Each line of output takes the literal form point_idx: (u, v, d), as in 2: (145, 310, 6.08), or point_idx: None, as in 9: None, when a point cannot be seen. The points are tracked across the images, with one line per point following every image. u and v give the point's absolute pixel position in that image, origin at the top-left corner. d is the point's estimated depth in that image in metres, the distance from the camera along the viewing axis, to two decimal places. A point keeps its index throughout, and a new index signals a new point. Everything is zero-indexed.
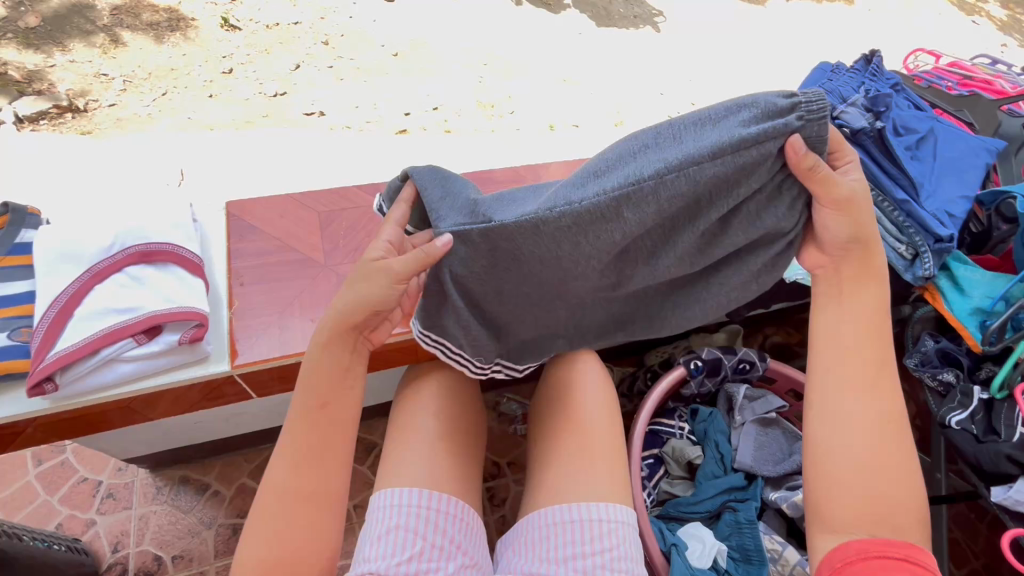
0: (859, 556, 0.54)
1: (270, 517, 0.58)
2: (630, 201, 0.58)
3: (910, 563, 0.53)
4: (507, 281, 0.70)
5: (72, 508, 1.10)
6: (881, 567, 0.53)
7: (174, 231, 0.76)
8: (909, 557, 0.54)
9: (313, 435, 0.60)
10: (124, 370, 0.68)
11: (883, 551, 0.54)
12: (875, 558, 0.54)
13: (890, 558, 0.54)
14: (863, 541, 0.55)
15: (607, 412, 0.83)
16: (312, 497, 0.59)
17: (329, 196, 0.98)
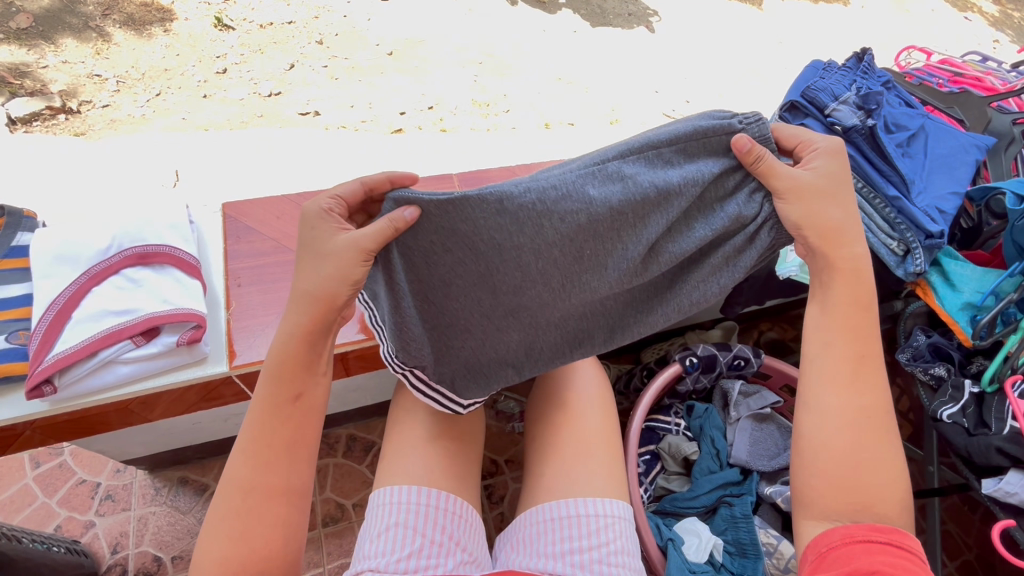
0: (842, 541, 0.54)
1: (233, 515, 0.56)
2: (594, 178, 0.61)
3: (894, 547, 0.53)
4: (463, 280, 0.66)
5: (71, 510, 1.10)
6: (866, 551, 0.53)
7: (171, 233, 0.76)
8: (895, 542, 0.54)
9: (285, 428, 0.58)
10: (123, 372, 0.68)
11: (868, 535, 0.54)
12: (861, 543, 0.54)
13: (876, 543, 0.54)
14: (848, 527, 0.56)
15: (605, 410, 0.84)
16: (291, 494, 0.58)
17: None
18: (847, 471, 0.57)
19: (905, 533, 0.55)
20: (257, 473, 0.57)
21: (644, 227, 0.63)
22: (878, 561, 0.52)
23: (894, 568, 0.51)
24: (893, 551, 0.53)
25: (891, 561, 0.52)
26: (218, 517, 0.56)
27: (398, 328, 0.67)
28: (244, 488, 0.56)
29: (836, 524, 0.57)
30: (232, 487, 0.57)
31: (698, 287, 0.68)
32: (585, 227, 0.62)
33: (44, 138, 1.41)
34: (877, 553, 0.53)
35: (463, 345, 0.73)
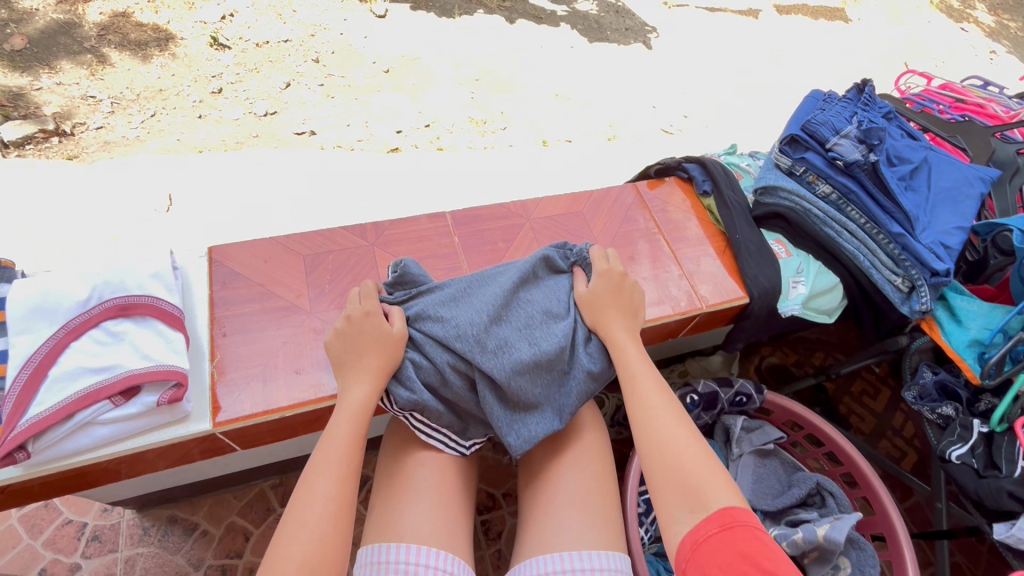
0: (691, 549, 0.56)
1: (316, 520, 0.59)
2: (497, 273, 0.85)
3: (729, 529, 0.56)
4: (434, 340, 0.78)
5: (56, 552, 1.07)
6: (709, 551, 0.55)
7: (153, 282, 0.73)
8: (726, 525, 0.56)
9: (345, 467, 0.64)
10: (101, 434, 0.65)
11: (704, 533, 0.57)
12: (704, 544, 0.56)
13: (712, 537, 0.56)
14: (691, 532, 0.58)
15: (603, 455, 0.81)
16: (345, 513, 0.61)
17: (315, 237, 0.92)
18: (713, 480, 0.61)
19: (733, 504, 0.58)
20: (335, 485, 0.62)
21: (534, 299, 0.83)
22: (722, 558, 0.54)
23: (734, 556, 0.53)
24: (727, 535, 0.55)
25: (727, 547, 0.54)
26: (296, 526, 0.58)
27: (396, 364, 0.75)
28: (330, 496, 0.61)
29: (684, 530, 0.58)
30: (316, 498, 0.60)
31: (585, 362, 0.80)
32: (497, 296, 0.81)
33: (36, 163, 1.40)
34: (719, 549, 0.55)
35: (446, 398, 0.78)
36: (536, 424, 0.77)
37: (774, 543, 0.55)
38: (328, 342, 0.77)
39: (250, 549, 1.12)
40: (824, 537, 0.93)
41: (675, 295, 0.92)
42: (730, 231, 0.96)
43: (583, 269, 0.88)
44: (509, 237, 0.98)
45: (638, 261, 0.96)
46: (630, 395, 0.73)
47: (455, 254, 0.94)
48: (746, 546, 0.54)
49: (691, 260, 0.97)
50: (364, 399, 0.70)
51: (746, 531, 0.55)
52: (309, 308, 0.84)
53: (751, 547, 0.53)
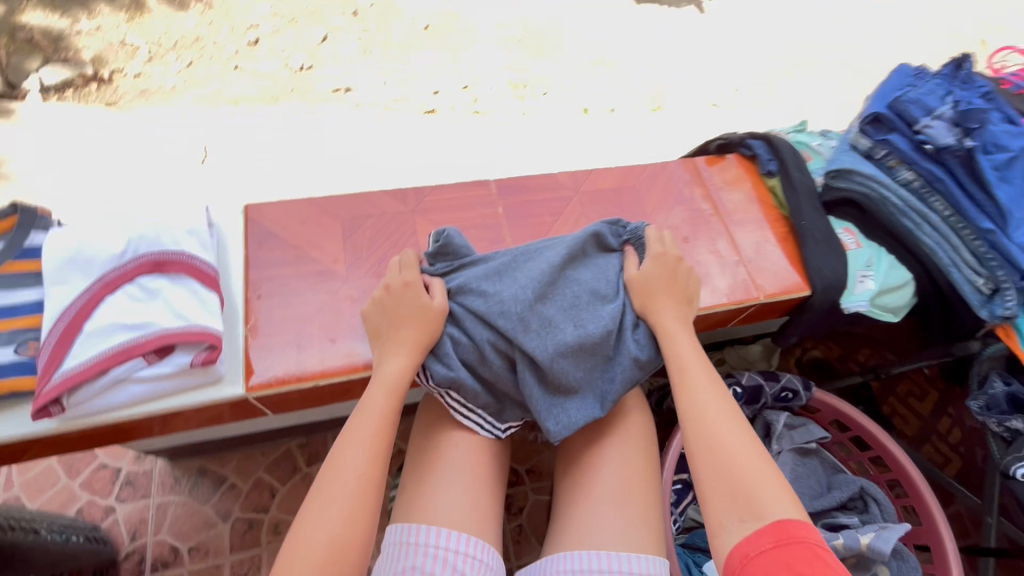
0: (741, 563, 0.53)
1: (345, 494, 0.58)
2: (543, 247, 0.80)
3: (784, 544, 0.52)
4: (475, 317, 0.74)
5: (93, 494, 1.10)
6: (760, 568, 0.51)
7: (189, 238, 0.70)
8: (782, 541, 0.52)
9: (378, 445, 0.61)
10: (136, 392, 0.64)
11: (757, 547, 0.53)
12: (756, 558, 0.52)
13: (765, 552, 0.52)
14: (740, 546, 0.54)
15: (647, 449, 0.77)
16: (371, 496, 0.59)
17: (352, 199, 0.88)
18: (769, 487, 0.57)
19: (789, 518, 0.54)
20: (365, 462, 0.60)
21: (582, 278, 0.78)
22: None
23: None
24: (782, 551, 0.51)
25: (782, 562, 0.51)
26: (323, 499, 0.57)
27: (434, 340, 0.72)
28: (360, 471, 0.59)
29: (734, 540, 0.55)
30: (346, 472, 0.59)
31: (632, 349, 0.75)
32: (543, 273, 0.76)
33: (74, 110, 1.39)
34: (772, 566, 0.51)
35: (484, 377, 0.74)
36: (576, 409, 0.73)
37: (836, 562, 0.51)
38: (366, 311, 0.75)
39: (276, 506, 1.13)
40: (867, 546, 0.88)
41: (729, 283, 0.86)
42: (796, 216, 0.89)
43: (634, 248, 0.83)
44: (556, 211, 0.92)
45: (690, 244, 0.90)
46: (679, 387, 0.69)
47: (497, 225, 0.89)
48: (802, 566, 0.50)
49: (749, 247, 0.90)
50: (399, 375, 0.68)
51: (803, 548, 0.51)
52: (345, 274, 0.80)
53: (809, 567, 0.49)
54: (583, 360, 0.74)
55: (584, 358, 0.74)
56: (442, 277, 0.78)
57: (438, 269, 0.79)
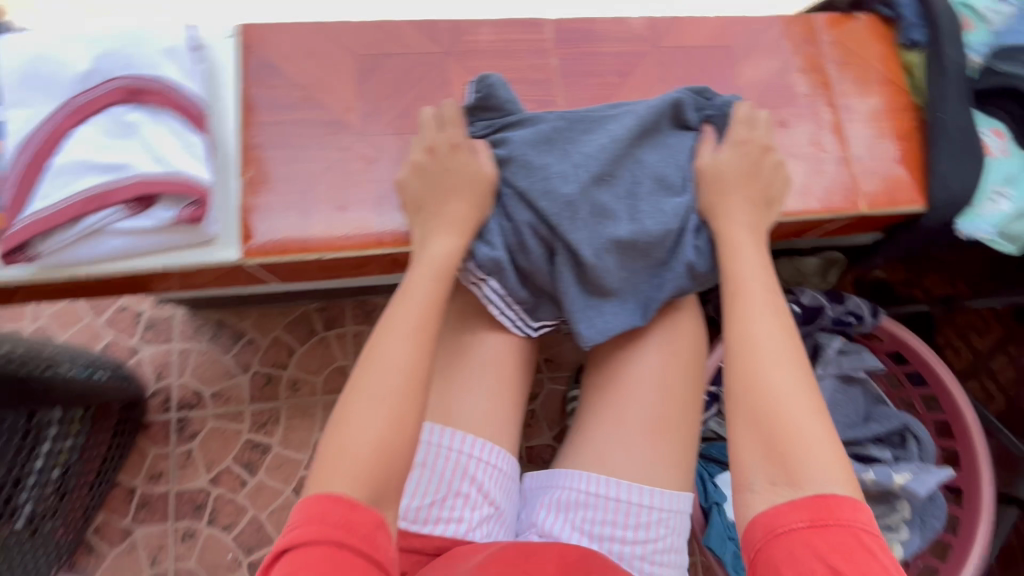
0: (765, 539, 0.46)
1: (390, 392, 0.48)
2: (606, 116, 0.64)
3: (820, 528, 0.45)
4: (516, 193, 0.62)
5: (118, 333, 1.08)
6: (788, 550, 0.45)
7: (167, 62, 0.57)
8: (818, 522, 0.45)
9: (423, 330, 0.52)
10: (116, 245, 0.56)
11: (787, 523, 0.46)
12: (783, 536, 0.46)
13: (795, 531, 0.45)
14: (767, 517, 0.47)
15: (694, 376, 0.64)
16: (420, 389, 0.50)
17: (373, 32, 0.71)
18: (815, 451, 0.49)
19: (834, 494, 0.46)
20: (411, 356, 0.51)
21: (646, 161, 0.64)
22: (804, 562, 0.43)
23: (819, 565, 0.43)
24: (816, 534, 0.45)
25: (811, 548, 0.44)
26: (363, 397, 0.48)
27: (480, 218, 0.61)
28: (408, 368, 0.50)
29: (763, 505, 0.48)
30: (389, 368, 0.50)
31: (689, 255, 0.63)
32: (604, 150, 0.61)
33: None
34: (804, 551, 0.44)
35: (521, 268, 0.64)
36: (613, 315, 0.63)
37: (881, 556, 0.44)
38: (401, 177, 0.63)
39: (295, 364, 1.09)
40: (900, 486, 0.85)
41: (828, 184, 0.70)
42: (934, 105, 0.68)
43: (715, 128, 0.67)
44: (625, 70, 0.74)
45: (788, 129, 0.72)
46: (731, 316, 0.58)
47: (549, 84, 0.72)
48: (838, 558, 0.43)
49: (862, 141, 0.72)
50: (449, 256, 0.58)
51: (843, 535, 0.44)
52: (359, 128, 0.67)
53: (846, 560, 0.43)
54: (630, 259, 0.62)
55: (632, 257, 0.62)
56: (488, 139, 0.64)
57: (480, 126, 0.65)
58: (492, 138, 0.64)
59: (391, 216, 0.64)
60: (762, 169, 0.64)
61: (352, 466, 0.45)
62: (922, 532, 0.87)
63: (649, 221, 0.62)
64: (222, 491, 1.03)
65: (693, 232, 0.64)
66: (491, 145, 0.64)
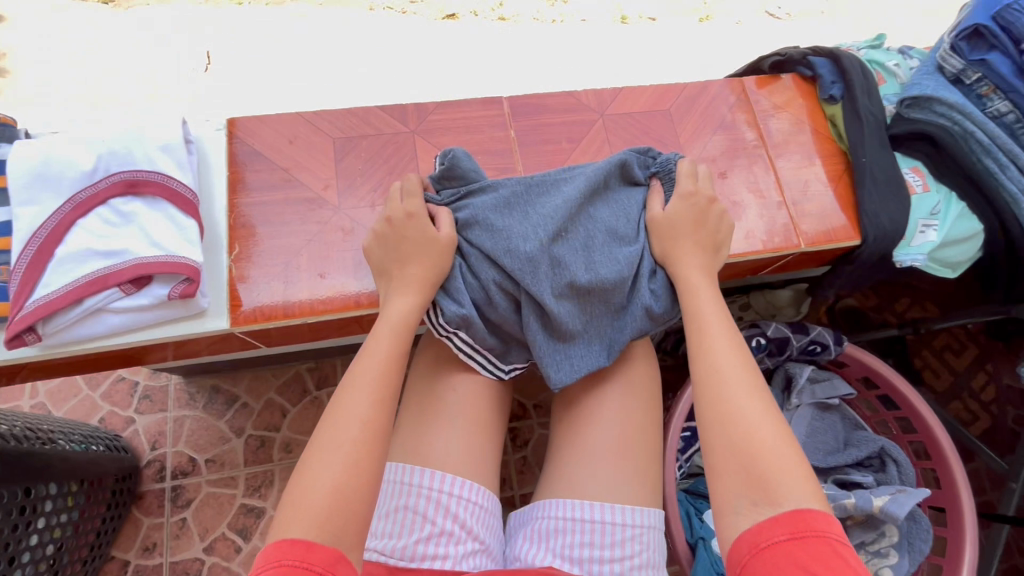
0: (752, 554, 0.49)
1: (351, 443, 0.53)
2: (559, 178, 0.71)
3: (800, 540, 0.47)
4: (481, 253, 0.68)
5: (113, 405, 1.11)
6: (773, 563, 0.47)
7: (162, 156, 0.64)
8: (797, 534, 0.48)
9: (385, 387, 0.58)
10: (114, 322, 0.61)
11: (769, 537, 0.49)
12: (767, 550, 0.48)
13: (777, 544, 0.48)
14: (751, 533, 0.50)
15: (652, 400, 0.72)
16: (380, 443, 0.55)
17: (348, 116, 0.79)
18: (789, 470, 0.52)
19: (808, 507, 0.49)
20: (369, 408, 0.56)
21: (599, 216, 0.70)
22: (786, 572, 0.46)
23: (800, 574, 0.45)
24: (796, 545, 0.47)
25: (792, 558, 0.46)
26: (330, 446, 0.53)
27: (444, 273, 0.67)
28: (366, 420, 0.55)
29: (742, 525, 0.51)
30: (351, 420, 0.55)
31: (646, 298, 0.69)
32: (558, 209, 0.68)
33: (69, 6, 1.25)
34: (787, 563, 0.46)
35: (491, 319, 0.70)
36: (581, 357, 0.68)
37: (858, 563, 0.46)
38: (368, 246, 0.69)
39: (288, 426, 1.12)
40: (880, 509, 0.85)
41: (768, 226, 0.77)
42: (855, 151, 0.77)
43: (662, 182, 0.74)
44: (575, 136, 0.82)
45: (728, 178, 0.80)
46: (697, 353, 0.62)
47: (509, 152, 0.80)
48: (818, 565, 0.45)
49: (797, 186, 0.80)
50: (405, 314, 0.63)
51: (821, 546, 0.46)
52: (338, 202, 0.74)
53: (824, 567, 0.45)
54: (590, 305, 0.68)
55: (591, 302, 0.68)
56: (452, 205, 0.71)
57: (445, 196, 0.71)
58: (456, 203, 0.71)
59: (366, 278, 0.70)
60: (707, 215, 0.70)
61: (313, 515, 0.49)
62: (910, 555, 0.89)
63: (605, 269, 0.67)
64: (216, 560, 1.03)
65: (648, 277, 0.70)
66: (456, 209, 0.70)
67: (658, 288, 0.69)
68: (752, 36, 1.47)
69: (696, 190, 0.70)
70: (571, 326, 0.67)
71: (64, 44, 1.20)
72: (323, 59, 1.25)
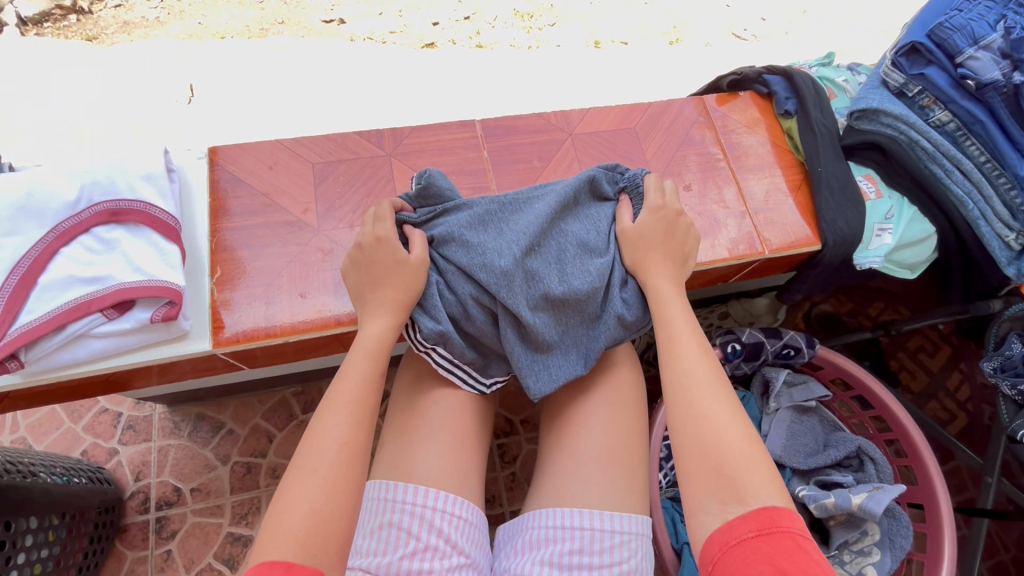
0: (722, 552, 0.50)
1: (327, 464, 0.55)
2: (531, 196, 0.75)
3: (767, 536, 0.49)
4: (458, 269, 0.70)
5: (96, 437, 1.10)
6: (742, 559, 0.49)
7: (144, 186, 0.66)
8: (765, 530, 0.50)
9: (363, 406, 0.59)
10: (97, 347, 0.62)
11: (738, 535, 0.50)
12: (736, 547, 0.50)
13: (745, 541, 0.50)
14: (721, 532, 0.51)
15: (637, 407, 0.74)
16: (356, 461, 0.57)
17: (326, 142, 0.82)
18: (755, 470, 0.54)
19: (774, 505, 0.51)
20: (347, 427, 0.57)
21: (570, 230, 0.73)
22: (755, 567, 0.48)
23: (767, 567, 0.47)
24: (764, 541, 0.49)
25: (760, 553, 0.48)
26: (306, 471, 0.55)
27: (421, 291, 0.69)
28: (341, 442, 0.57)
29: (713, 524, 0.52)
30: (328, 441, 0.57)
31: (618, 307, 0.71)
32: (530, 225, 0.71)
33: (53, 44, 1.28)
34: (755, 559, 0.48)
35: (469, 332, 0.72)
36: (557, 366, 0.70)
37: (821, 556, 0.48)
38: (344, 269, 0.70)
39: (274, 451, 1.11)
40: (859, 506, 0.86)
41: (733, 235, 0.81)
42: (812, 162, 0.82)
43: (630, 197, 0.77)
44: (547, 155, 0.86)
45: (692, 191, 0.84)
46: (668, 360, 0.64)
47: (483, 172, 0.83)
48: (784, 559, 0.47)
49: (759, 197, 0.84)
50: (381, 334, 0.65)
51: (787, 540, 0.48)
52: (317, 226, 0.76)
53: (789, 560, 0.47)
54: (565, 315, 0.70)
55: (566, 313, 0.70)
56: (429, 224, 0.73)
57: (419, 217, 0.73)
58: (432, 222, 0.73)
59: (345, 299, 0.71)
60: (674, 227, 0.73)
61: (287, 537, 0.51)
62: (893, 552, 0.90)
63: (577, 281, 0.70)
64: None
65: (620, 286, 0.72)
66: (433, 229, 0.73)
67: (629, 297, 0.72)
68: (719, 56, 1.54)
69: (664, 203, 0.73)
70: (547, 338, 0.70)
71: (50, 81, 1.23)
72: (305, 88, 1.29)
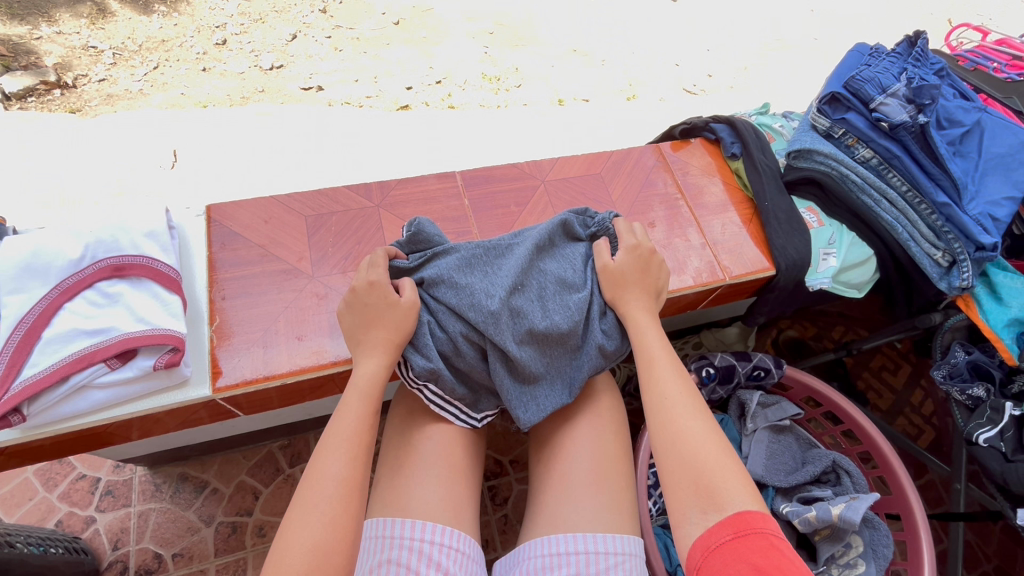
0: (703, 557, 0.54)
1: (326, 500, 0.57)
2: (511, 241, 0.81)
3: (743, 538, 0.53)
4: (448, 309, 0.75)
5: (72, 505, 1.06)
6: (722, 562, 0.53)
7: (148, 242, 0.70)
8: (740, 533, 0.53)
9: (359, 442, 0.62)
10: (98, 397, 0.64)
11: (717, 539, 0.54)
12: (716, 551, 0.53)
13: (724, 544, 0.53)
14: (702, 538, 0.55)
15: (620, 430, 0.78)
16: (353, 495, 0.59)
17: (317, 197, 0.88)
18: (731, 479, 0.58)
19: (748, 509, 0.55)
20: (345, 464, 0.60)
21: (549, 269, 0.79)
22: (735, 568, 0.51)
23: (745, 567, 0.51)
24: (740, 542, 0.53)
25: (738, 555, 0.52)
26: (306, 508, 0.57)
27: (412, 330, 0.72)
28: (340, 477, 0.59)
29: (697, 532, 0.56)
30: (327, 478, 0.59)
31: (599, 337, 0.76)
32: (513, 267, 0.77)
33: (39, 117, 1.34)
34: (734, 563, 0.52)
35: (460, 368, 0.76)
36: (545, 396, 0.75)
37: (794, 554, 0.52)
38: (338, 313, 0.74)
39: (261, 508, 1.09)
40: (838, 517, 0.90)
41: (697, 266, 0.89)
42: (760, 198, 0.92)
43: (603, 237, 0.84)
44: (523, 201, 0.93)
45: (658, 228, 0.92)
46: (648, 384, 0.69)
47: (465, 218, 0.90)
48: (760, 558, 0.51)
49: (716, 231, 0.92)
50: (374, 373, 0.68)
51: (761, 542, 0.52)
52: (312, 274, 0.81)
53: (765, 558, 0.51)
54: (549, 347, 0.75)
55: (550, 346, 0.75)
56: (417, 268, 0.78)
57: (410, 262, 0.78)
58: (421, 266, 0.79)
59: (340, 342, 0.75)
60: (646, 261, 0.78)
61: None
62: (877, 562, 0.92)
63: (559, 315, 0.75)
64: None
65: (599, 318, 0.78)
66: (422, 272, 0.78)
67: (607, 328, 0.78)
68: (672, 109, 1.69)
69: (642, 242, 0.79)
70: (534, 372, 0.74)
71: (35, 150, 1.26)
72: (286, 148, 1.36)
